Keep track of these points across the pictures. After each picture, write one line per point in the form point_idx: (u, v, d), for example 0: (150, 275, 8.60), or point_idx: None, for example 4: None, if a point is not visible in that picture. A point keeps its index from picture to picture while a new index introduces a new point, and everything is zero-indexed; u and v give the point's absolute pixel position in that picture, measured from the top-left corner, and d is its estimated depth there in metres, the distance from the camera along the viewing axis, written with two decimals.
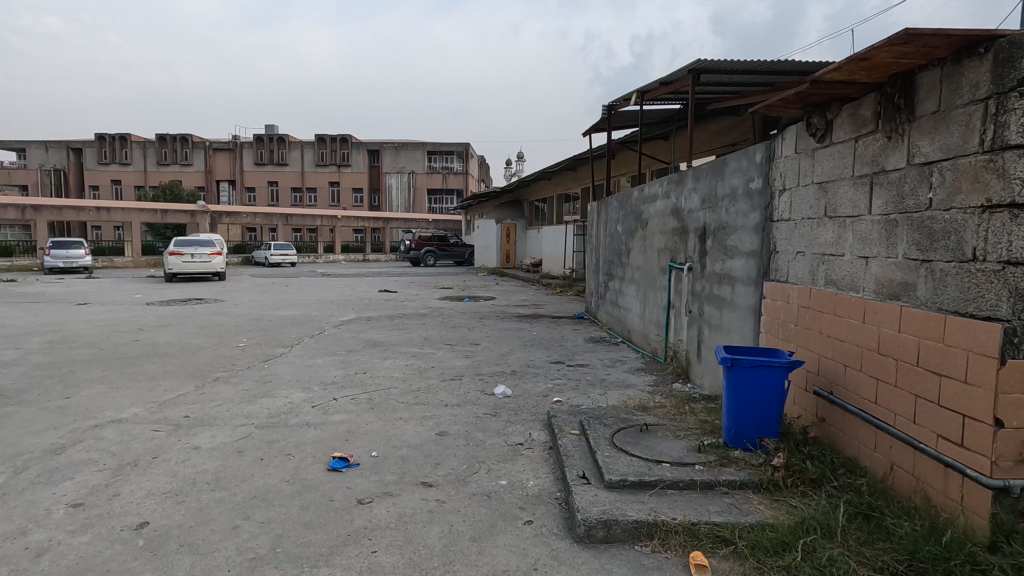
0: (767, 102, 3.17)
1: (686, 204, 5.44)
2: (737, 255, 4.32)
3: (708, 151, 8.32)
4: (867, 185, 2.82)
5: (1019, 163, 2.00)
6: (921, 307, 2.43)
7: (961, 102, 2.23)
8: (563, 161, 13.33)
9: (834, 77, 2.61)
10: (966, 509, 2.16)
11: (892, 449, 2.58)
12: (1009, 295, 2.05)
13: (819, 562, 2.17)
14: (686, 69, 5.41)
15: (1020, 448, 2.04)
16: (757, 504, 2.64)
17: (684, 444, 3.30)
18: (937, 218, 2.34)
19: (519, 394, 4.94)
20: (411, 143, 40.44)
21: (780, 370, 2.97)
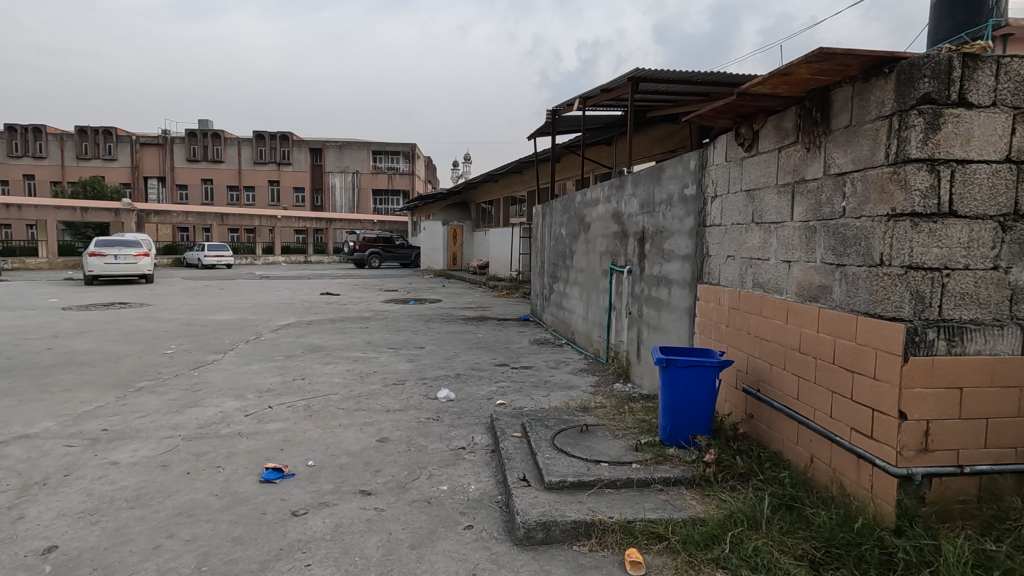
0: (700, 112, 3.30)
1: (626, 209, 5.59)
2: (673, 258, 4.47)
3: (648, 157, 8.57)
4: (789, 193, 2.99)
5: (919, 175, 2.17)
6: (836, 309, 2.60)
7: (870, 118, 2.40)
8: (509, 163, 13.37)
9: (759, 90, 2.75)
10: (876, 497, 2.31)
11: (812, 443, 2.73)
12: (910, 297, 2.21)
13: (744, 553, 2.28)
14: (625, 77, 5.56)
15: (921, 438, 2.21)
16: (689, 500, 2.74)
17: (622, 443, 3.38)
18: (850, 225, 2.51)
19: (463, 397, 4.92)
20: (356, 142, 39.51)
21: (711, 369, 3.09)
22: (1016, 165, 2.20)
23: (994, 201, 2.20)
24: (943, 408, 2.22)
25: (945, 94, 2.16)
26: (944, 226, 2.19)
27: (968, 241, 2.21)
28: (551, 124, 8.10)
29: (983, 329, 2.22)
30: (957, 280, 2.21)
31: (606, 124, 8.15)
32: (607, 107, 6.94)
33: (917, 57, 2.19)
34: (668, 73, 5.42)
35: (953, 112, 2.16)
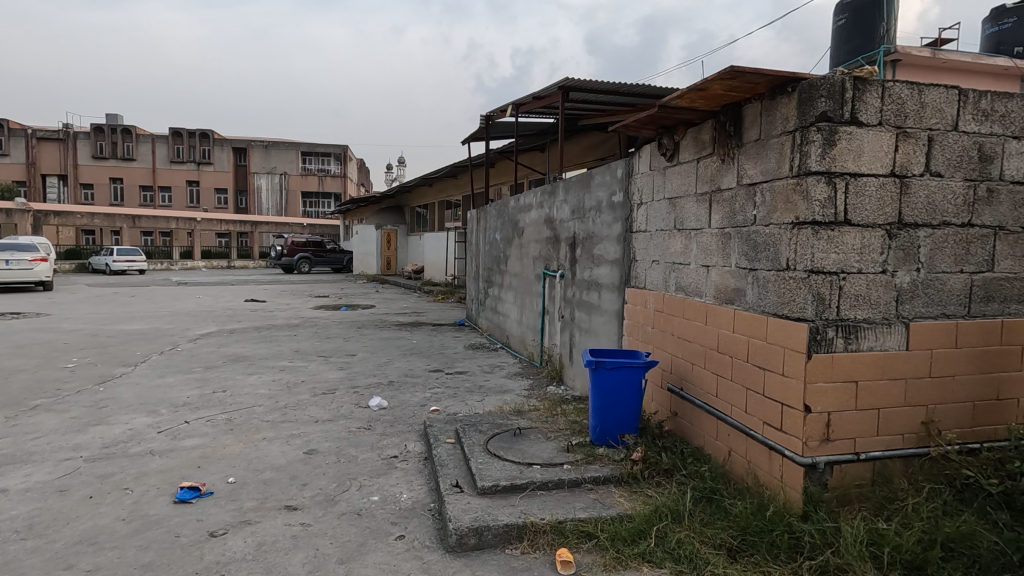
0: (625, 122, 3.43)
1: (558, 214, 5.70)
2: (603, 263, 4.60)
3: (580, 165, 8.79)
4: (707, 202, 3.16)
5: (818, 186, 2.36)
6: (749, 311, 2.77)
7: (776, 133, 2.59)
8: (443, 167, 13.28)
9: (678, 103, 2.89)
10: (785, 486, 2.48)
11: (730, 437, 2.89)
12: (813, 299, 2.40)
13: (668, 546, 2.38)
14: (556, 85, 5.69)
15: (823, 428, 2.40)
16: (618, 497, 2.83)
17: (554, 445, 3.44)
18: (761, 232, 2.68)
19: (396, 405, 4.83)
20: (283, 142, 37.90)
21: (638, 370, 3.21)
22: (900, 179, 2.43)
23: (882, 212, 2.43)
24: (842, 400, 2.42)
25: (840, 112, 2.35)
26: (841, 233, 2.39)
27: (861, 247, 2.42)
28: (485, 130, 8.14)
29: (874, 328, 2.44)
30: (852, 283, 2.42)
31: (539, 131, 8.29)
32: (539, 114, 7.06)
33: (815, 78, 2.38)
34: (596, 83, 5.60)
35: (846, 129, 2.36)
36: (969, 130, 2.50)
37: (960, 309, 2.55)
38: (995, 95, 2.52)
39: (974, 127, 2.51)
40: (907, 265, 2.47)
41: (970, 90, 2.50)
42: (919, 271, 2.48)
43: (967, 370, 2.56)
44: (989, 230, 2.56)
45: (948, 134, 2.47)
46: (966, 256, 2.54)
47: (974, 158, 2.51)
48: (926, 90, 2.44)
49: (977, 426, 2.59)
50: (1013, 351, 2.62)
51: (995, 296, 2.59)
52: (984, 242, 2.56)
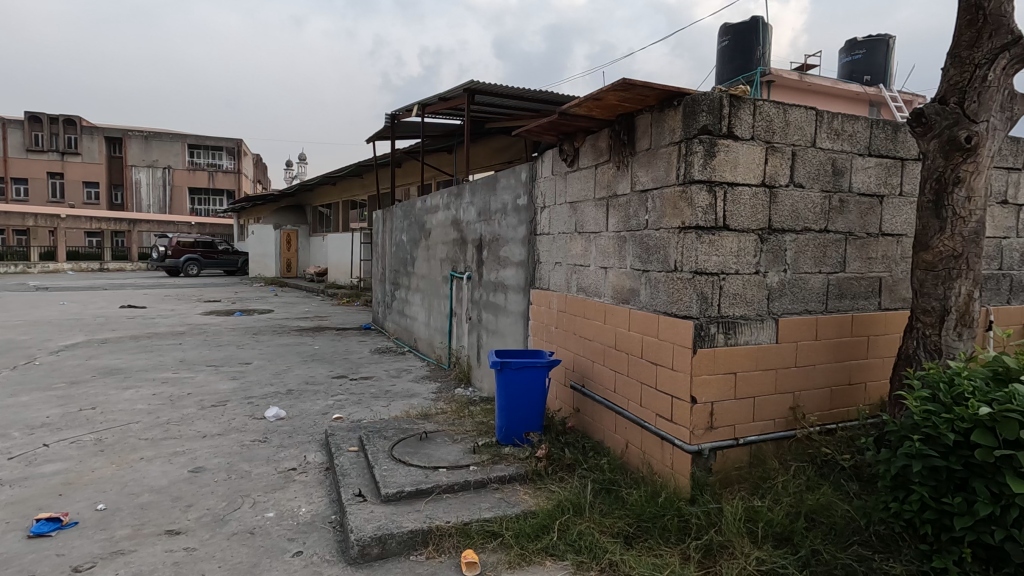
0: (527, 127, 3.51)
1: (464, 216, 5.72)
2: (509, 265, 4.67)
3: (487, 168, 8.86)
4: (604, 206, 3.31)
5: (701, 194, 2.56)
6: (643, 310, 2.94)
7: (664, 143, 2.77)
8: (346, 166, 12.81)
9: (577, 111, 3.00)
10: (675, 473, 2.66)
11: (627, 430, 3.05)
12: (698, 298, 2.59)
13: (570, 539, 2.46)
14: (462, 88, 5.70)
15: (707, 417, 2.60)
16: (522, 495, 2.88)
17: (461, 447, 3.44)
18: (652, 235, 2.86)
19: (295, 415, 4.58)
20: (166, 134, 34.66)
21: (542, 369, 3.30)
22: (769, 189, 2.69)
23: (756, 218, 2.68)
24: (723, 391, 2.64)
25: (718, 126, 2.57)
26: (720, 238, 2.60)
27: (738, 250, 2.65)
28: (390, 128, 7.96)
29: (749, 324, 2.68)
30: (730, 283, 2.64)
31: (445, 133, 8.25)
32: (446, 115, 7.04)
33: (697, 94, 2.59)
34: (501, 88, 5.68)
35: (724, 142, 2.58)
36: (825, 147, 2.82)
37: (819, 305, 2.87)
38: (844, 117, 2.87)
39: (828, 144, 2.83)
40: (776, 266, 2.74)
41: (825, 112, 2.82)
42: (786, 271, 2.77)
43: (825, 359, 2.89)
44: (842, 235, 2.90)
45: (808, 149, 2.77)
46: (824, 259, 2.86)
47: (829, 172, 2.84)
48: (790, 109, 2.72)
49: (834, 409, 2.93)
50: (861, 341, 2.99)
51: (847, 294, 2.94)
52: (838, 246, 2.90)
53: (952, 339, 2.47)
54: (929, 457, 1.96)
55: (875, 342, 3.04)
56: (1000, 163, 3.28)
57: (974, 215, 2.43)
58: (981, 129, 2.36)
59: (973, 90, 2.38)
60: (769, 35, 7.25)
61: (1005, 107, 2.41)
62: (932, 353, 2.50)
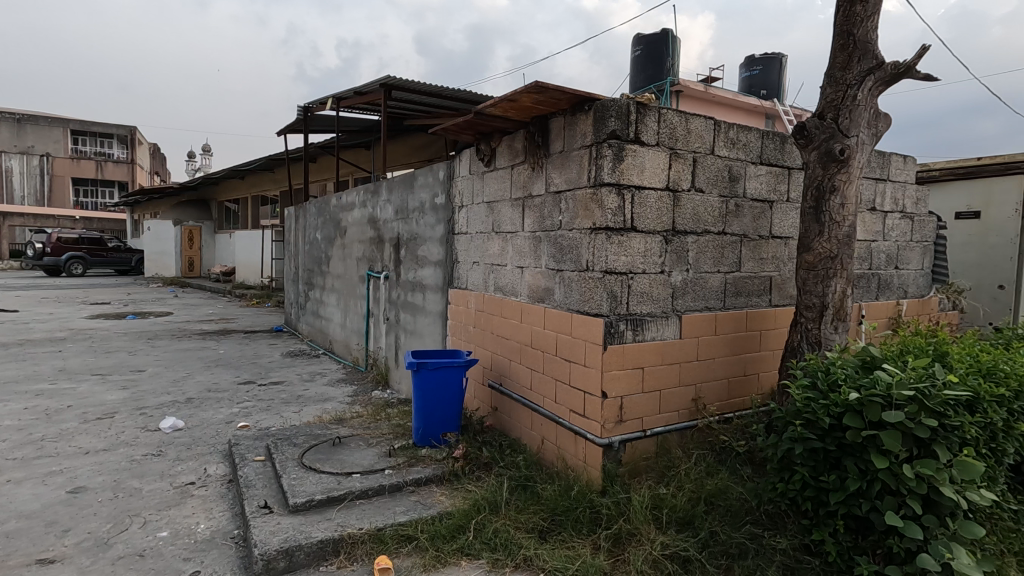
0: (444, 125, 3.48)
1: (381, 215, 5.58)
2: (427, 264, 4.62)
3: (405, 165, 8.70)
4: (520, 207, 3.35)
5: (610, 196, 2.66)
6: (557, 309, 3.01)
7: (576, 146, 2.85)
8: (255, 159, 12.09)
9: (492, 111, 3.01)
10: (587, 466, 2.75)
11: (543, 426, 3.11)
12: (608, 297, 2.69)
13: (486, 537, 2.47)
14: (378, 83, 5.56)
15: (617, 411, 2.71)
16: (439, 496, 2.86)
17: (376, 451, 3.35)
18: (566, 235, 2.93)
19: (195, 425, 4.27)
20: (44, 117, 31.09)
21: (459, 369, 3.29)
22: (673, 193, 2.85)
23: (661, 220, 2.82)
24: (632, 385, 2.75)
25: (626, 132, 2.68)
26: (628, 238, 2.72)
27: (645, 251, 2.78)
28: (302, 121, 7.61)
29: (655, 321, 2.82)
30: (638, 282, 2.76)
31: (362, 128, 8.01)
32: (362, 110, 6.84)
33: (607, 100, 2.68)
34: (419, 85, 5.60)
35: (632, 147, 2.70)
36: (722, 155, 3.02)
37: (718, 303, 3.07)
38: (739, 128, 3.09)
39: (725, 152, 3.04)
40: (679, 266, 2.90)
41: (722, 122, 3.02)
42: (688, 271, 2.94)
43: (723, 352, 3.10)
44: (737, 238, 3.12)
45: (707, 156, 2.96)
46: (722, 259, 3.07)
47: (725, 179, 3.05)
48: (691, 118, 2.89)
49: (731, 399, 3.15)
50: (754, 335, 3.23)
51: (742, 292, 3.17)
52: (734, 247, 3.11)
53: (829, 332, 2.73)
54: (809, 439, 2.16)
55: (767, 336, 3.30)
56: (869, 174, 3.68)
57: (848, 220, 2.70)
58: (852, 142, 2.63)
59: (846, 107, 2.64)
60: (678, 47, 7.66)
61: (872, 124, 2.69)
62: (813, 345, 2.75)
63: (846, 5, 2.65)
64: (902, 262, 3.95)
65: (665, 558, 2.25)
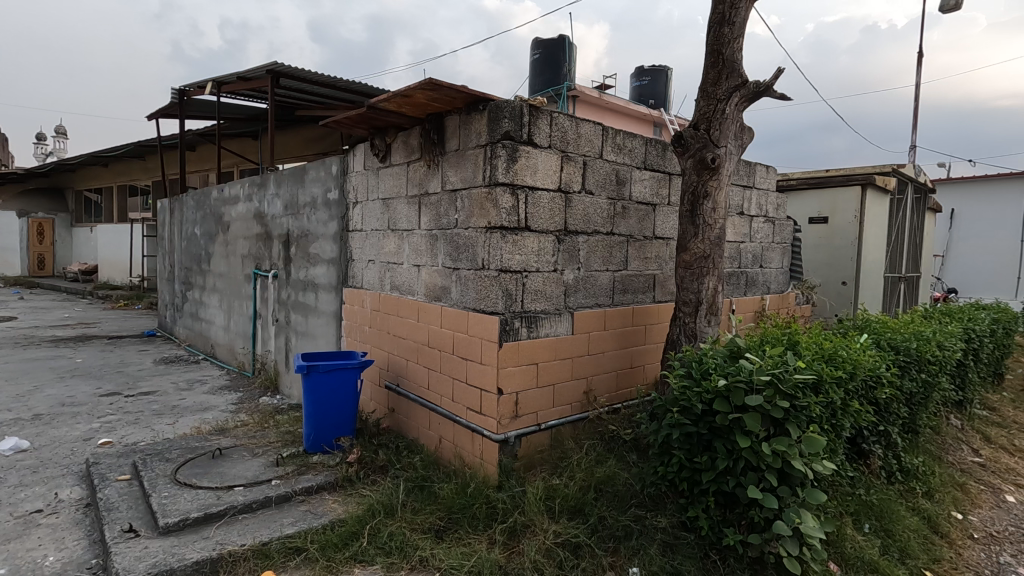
0: (334, 117, 3.34)
1: (269, 210, 5.25)
2: (319, 262, 4.41)
3: (296, 158, 8.25)
4: (416, 204, 3.31)
5: (505, 196, 2.71)
6: (454, 307, 3.01)
7: (472, 145, 2.86)
8: (121, 145, 10.84)
9: (386, 106, 2.94)
10: (484, 462, 2.78)
11: (440, 425, 3.10)
12: (503, 295, 2.73)
13: (380, 542, 2.41)
14: (263, 68, 5.21)
15: (512, 407, 2.76)
16: (331, 504, 2.75)
17: (261, 462, 3.15)
18: (462, 234, 2.94)
19: (43, 444, 3.75)
20: None
21: (352, 371, 3.19)
22: (565, 194, 2.95)
23: (554, 220, 2.91)
24: (526, 381, 2.82)
25: (520, 133, 2.74)
26: (522, 238, 2.78)
27: (538, 250, 2.86)
28: (177, 105, 6.95)
29: (549, 318, 2.91)
30: (532, 280, 2.84)
31: (248, 116, 7.47)
32: (247, 97, 6.38)
33: (501, 101, 2.72)
34: (309, 73, 5.33)
35: (525, 149, 2.76)
36: (610, 159, 3.19)
37: (607, 299, 3.24)
38: (625, 134, 3.27)
39: (613, 157, 3.21)
40: (571, 265, 3.02)
41: (610, 128, 3.19)
42: (579, 270, 3.06)
43: (612, 347, 3.27)
44: (624, 238, 3.31)
45: (596, 160, 3.10)
46: (610, 258, 3.23)
47: (613, 182, 3.21)
48: (581, 123, 3.02)
49: (620, 390, 3.34)
50: (640, 330, 3.45)
51: (629, 289, 3.36)
52: (621, 247, 3.30)
53: (703, 325, 2.98)
54: (685, 424, 2.35)
55: (651, 330, 3.53)
56: (737, 181, 4.06)
57: (719, 223, 2.96)
58: (721, 152, 2.89)
59: (716, 120, 2.89)
60: (574, 54, 7.95)
61: (738, 136, 2.97)
62: (690, 338, 2.99)
63: (715, 26, 2.90)
64: (766, 261, 4.41)
65: (557, 546, 2.33)
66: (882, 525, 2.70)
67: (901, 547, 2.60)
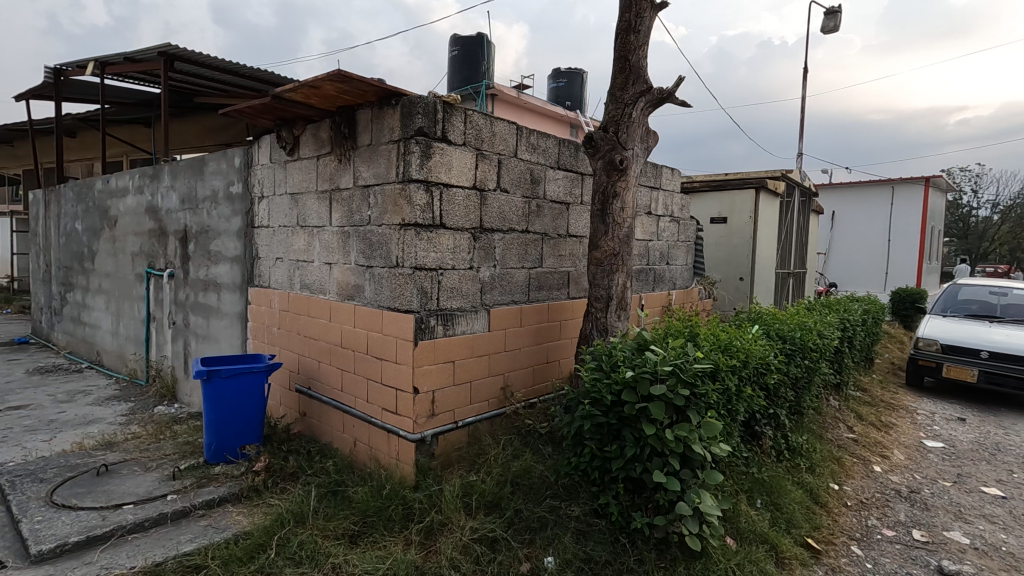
0: (236, 106, 3.15)
1: (163, 204, 4.85)
2: (221, 261, 4.14)
3: (195, 148, 7.67)
4: (327, 200, 3.19)
5: (419, 193, 2.67)
6: (367, 306, 2.94)
7: (384, 140, 2.80)
8: None
9: (292, 96, 2.81)
10: (400, 463, 2.74)
11: (354, 428, 3.02)
12: (418, 293, 2.70)
13: (289, 552, 2.30)
14: (155, 50, 4.80)
15: (429, 405, 2.74)
16: (235, 516, 2.60)
17: (155, 476, 2.91)
18: (375, 231, 2.87)
19: None
20: None
21: (258, 375, 3.03)
22: (479, 192, 2.96)
23: (469, 218, 2.92)
24: (442, 379, 2.81)
25: (433, 130, 2.72)
26: (437, 235, 2.76)
27: (454, 248, 2.85)
28: (52, 85, 6.24)
29: (465, 315, 2.91)
30: (447, 278, 2.82)
31: (138, 101, 6.85)
32: (136, 80, 5.85)
33: (413, 96, 2.68)
34: (208, 58, 4.97)
35: (439, 145, 2.74)
36: (524, 159, 3.24)
37: (523, 297, 3.29)
38: (539, 134, 3.34)
39: (527, 156, 3.26)
40: (486, 262, 3.04)
41: (523, 127, 3.23)
42: (495, 267, 3.09)
43: (527, 343, 3.33)
44: (539, 236, 3.38)
45: (511, 159, 3.14)
46: (525, 256, 3.29)
47: (528, 181, 3.27)
48: (496, 121, 3.04)
49: (536, 384, 3.41)
50: (555, 326, 3.53)
51: (543, 286, 3.44)
52: (536, 245, 3.36)
53: (614, 319, 3.11)
54: (596, 415, 2.45)
55: (566, 326, 3.63)
56: (645, 183, 4.27)
57: (627, 222, 3.10)
58: (629, 154, 3.03)
59: (624, 123, 3.02)
60: (492, 52, 7.99)
61: (643, 140, 3.12)
62: (601, 332, 3.11)
63: (622, 33, 3.03)
64: (672, 258, 4.67)
65: (474, 542, 2.34)
66: (771, 500, 2.96)
67: (788, 518, 2.86)
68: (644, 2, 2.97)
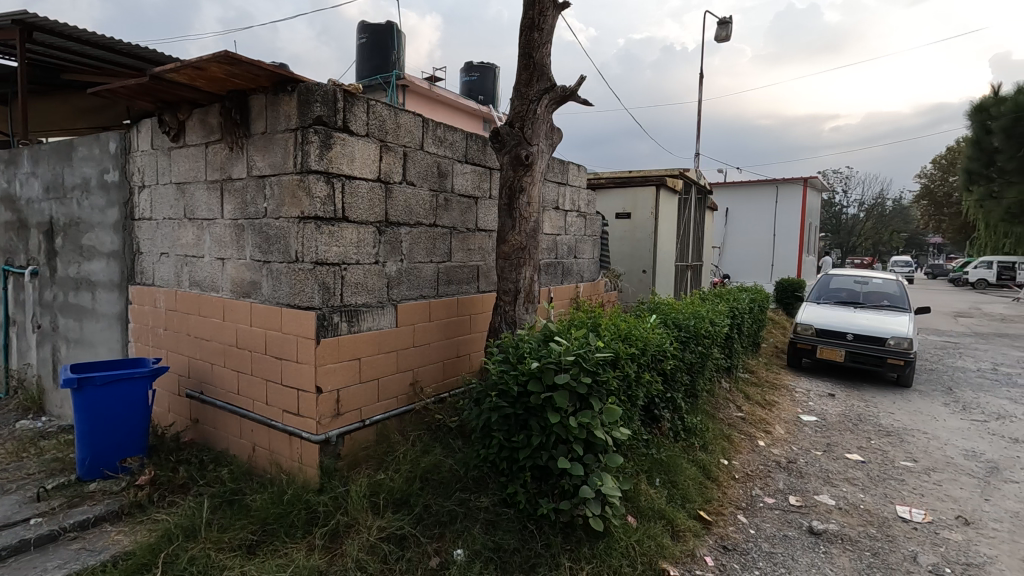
0: (108, 86, 2.85)
1: (22, 192, 4.29)
2: (95, 256, 3.74)
3: (63, 131, 6.85)
4: (218, 190, 2.98)
5: (318, 184, 2.56)
6: (264, 304, 2.78)
7: (280, 128, 2.66)
8: None
9: (174, 77, 2.59)
10: (303, 466, 2.64)
11: (253, 432, 2.86)
12: (319, 289, 2.60)
13: (178, 569, 2.13)
14: (7, 18, 4.22)
15: (333, 405, 2.65)
16: (114, 537, 2.37)
17: (15, 499, 2.59)
18: (272, 224, 2.72)
19: None
20: None
21: (139, 381, 2.77)
22: (384, 184, 2.90)
23: (373, 210, 2.84)
24: (347, 377, 2.73)
25: (333, 119, 2.62)
26: (340, 228, 2.66)
27: (358, 241, 2.76)
28: None
29: (370, 311, 2.84)
30: (351, 273, 2.74)
31: None
32: None
33: (311, 84, 2.57)
34: (75, 30, 4.44)
35: (339, 135, 2.64)
36: (430, 151, 3.20)
37: (431, 291, 3.27)
38: (445, 127, 3.32)
39: (434, 149, 3.23)
40: (392, 257, 2.98)
41: (429, 120, 3.19)
42: (402, 261, 3.04)
43: (437, 337, 3.31)
44: (447, 230, 3.36)
45: (417, 151, 3.09)
46: (433, 250, 3.26)
47: (435, 174, 3.24)
48: (400, 113, 2.98)
49: (446, 379, 3.40)
50: (464, 320, 3.54)
51: (453, 280, 3.43)
52: (444, 239, 3.34)
53: (521, 312, 3.17)
54: (503, 407, 2.49)
55: (475, 319, 3.64)
56: (552, 178, 4.37)
57: (533, 216, 3.16)
58: (534, 150, 3.08)
59: (529, 119, 3.07)
60: (402, 42, 7.81)
61: (548, 136, 3.19)
62: (509, 324, 3.16)
63: (527, 30, 3.08)
64: (579, 252, 4.82)
65: (381, 541, 2.30)
66: (668, 478, 3.16)
67: (683, 494, 3.07)
68: (547, 1, 3.04)
